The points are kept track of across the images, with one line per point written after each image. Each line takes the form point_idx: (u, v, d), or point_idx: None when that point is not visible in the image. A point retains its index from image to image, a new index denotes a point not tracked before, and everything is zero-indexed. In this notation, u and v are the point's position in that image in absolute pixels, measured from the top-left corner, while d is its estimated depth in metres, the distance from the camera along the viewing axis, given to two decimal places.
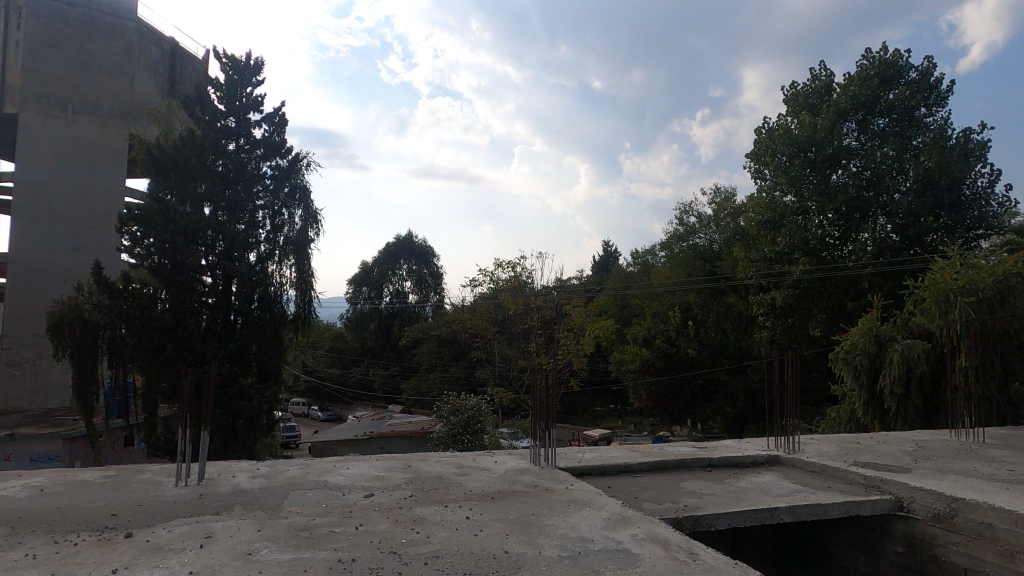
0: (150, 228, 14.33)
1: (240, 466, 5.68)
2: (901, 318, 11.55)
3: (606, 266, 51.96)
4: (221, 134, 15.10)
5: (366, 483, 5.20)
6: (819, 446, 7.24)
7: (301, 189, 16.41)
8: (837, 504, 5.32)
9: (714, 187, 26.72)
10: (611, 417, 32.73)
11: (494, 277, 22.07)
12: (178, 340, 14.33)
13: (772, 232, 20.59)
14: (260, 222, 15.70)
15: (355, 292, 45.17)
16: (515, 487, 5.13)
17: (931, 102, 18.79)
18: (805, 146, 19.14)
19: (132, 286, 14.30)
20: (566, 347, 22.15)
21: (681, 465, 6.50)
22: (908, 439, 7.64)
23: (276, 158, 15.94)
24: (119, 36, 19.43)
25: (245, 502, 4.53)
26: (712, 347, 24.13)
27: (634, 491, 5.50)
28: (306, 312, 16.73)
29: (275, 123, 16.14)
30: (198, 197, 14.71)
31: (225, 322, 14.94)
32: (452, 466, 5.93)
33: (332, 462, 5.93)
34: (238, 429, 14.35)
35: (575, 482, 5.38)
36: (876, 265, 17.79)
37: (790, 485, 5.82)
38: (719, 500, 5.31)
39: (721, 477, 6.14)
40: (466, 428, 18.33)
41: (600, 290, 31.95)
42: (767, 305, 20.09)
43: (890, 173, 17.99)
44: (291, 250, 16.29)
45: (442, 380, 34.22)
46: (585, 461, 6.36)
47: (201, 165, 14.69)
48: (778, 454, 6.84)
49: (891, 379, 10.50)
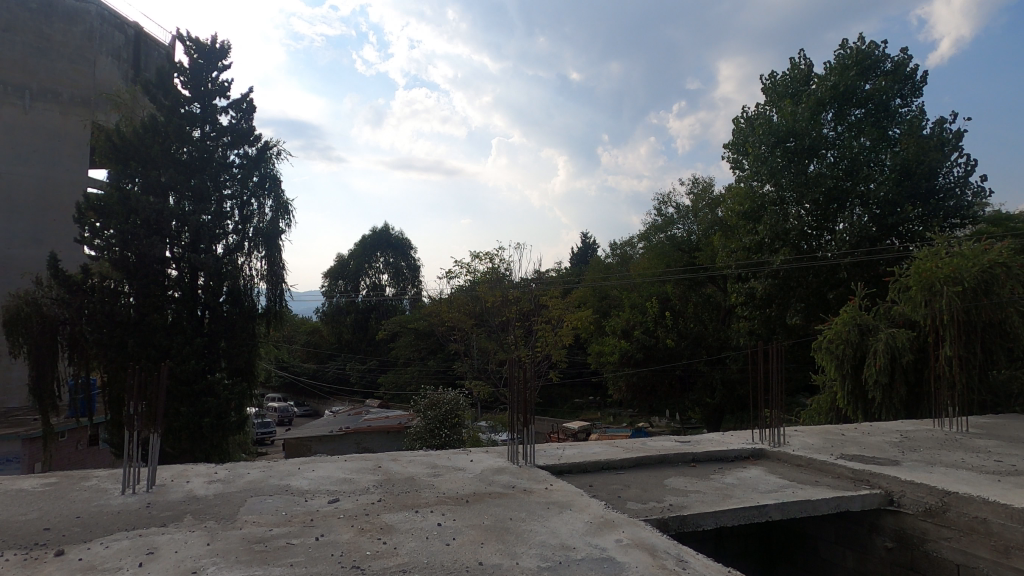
0: (109, 219, 13.71)
1: (197, 470, 5.30)
2: (883, 307, 11.47)
3: (584, 258, 51.89)
4: (184, 120, 14.43)
5: (331, 487, 4.86)
6: (804, 438, 7.07)
7: (271, 179, 15.86)
8: (827, 500, 5.12)
9: (693, 177, 26.53)
10: (590, 409, 32.68)
11: (471, 269, 21.73)
12: (142, 336, 13.72)
13: (750, 222, 20.51)
14: (228, 213, 15.14)
15: (330, 286, 44.42)
16: (490, 489, 4.83)
17: (907, 92, 18.85)
18: (784, 136, 19.06)
19: (93, 280, 13.67)
20: (545, 339, 21.87)
21: (664, 461, 6.27)
22: (894, 430, 7.50)
23: (244, 146, 15.34)
24: (78, 20, 18.58)
25: (196, 512, 4.17)
26: (691, 338, 24.09)
27: (617, 490, 5.24)
28: (277, 306, 16.22)
29: (243, 109, 15.53)
30: (161, 186, 14.09)
31: (192, 316, 14.37)
32: (425, 466, 5.62)
33: (297, 464, 5.58)
34: (205, 427, 13.82)
35: (555, 481, 5.10)
36: (856, 255, 17.84)
37: (777, 480, 5.61)
38: (704, 498, 5.08)
39: (706, 473, 5.91)
40: (444, 423, 18.03)
41: (578, 281, 31.78)
42: (747, 294, 20.21)
43: (867, 163, 18.02)
44: (260, 241, 15.77)
45: (420, 374, 33.82)
46: (564, 457, 6.09)
47: (164, 153, 14.04)
48: (763, 447, 6.64)
49: (875, 369, 10.40)
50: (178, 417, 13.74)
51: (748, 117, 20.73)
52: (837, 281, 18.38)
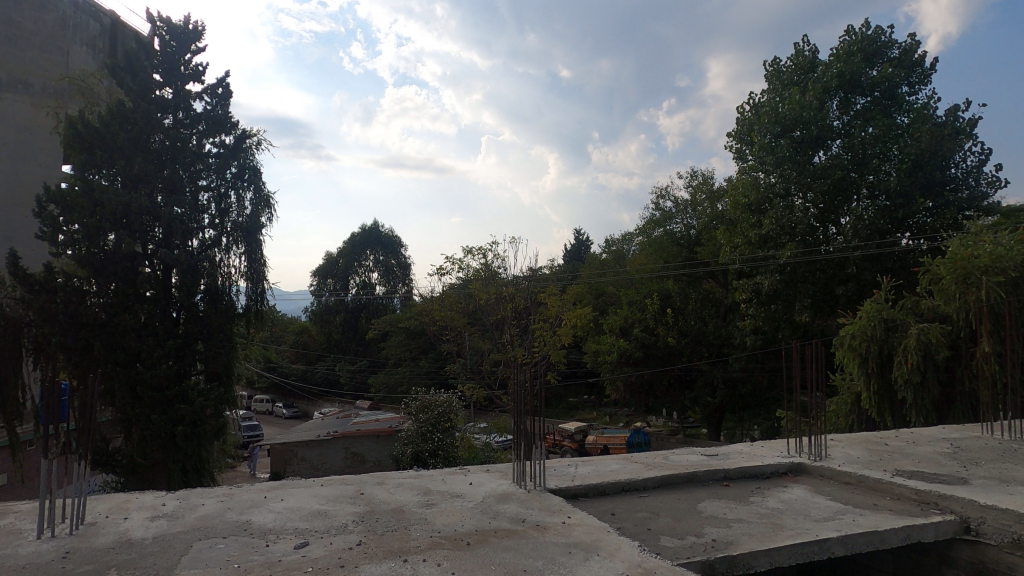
0: (72, 212, 12.66)
1: (142, 504, 4.41)
2: (910, 301, 10.71)
3: (578, 255, 51.13)
4: (155, 106, 13.40)
5: (301, 525, 3.96)
6: (846, 449, 6.28)
7: (250, 170, 14.91)
8: (896, 530, 4.29)
9: (691, 170, 25.68)
10: (585, 408, 32.38)
11: (464, 266, 20.82)
12: (110, 338, 12.71)
13: (755, 214, 19.65)
14: (204, 206, 14.19)
15: (320, 284, 43.37)
16: (495, 524, 3.96)
17: (915, 80, 18.15)
18: (791, 125, 18.28)
19: (56, 278, 12.60)
20: (542, 338, 20.84)
21: (693, 480, 5.44)
22: (940, 439, 6.73)
23: (221, 134, 14.36)
24: (50, 7, 17.45)
25: (123, 566, 3.28)
26: (692, 336, 23.31)
27: (645, 521, 4.40)
28: (258, 305, 15.29)
29: (219, 95, 14.54)
30: (130, 177, 13.11)
31: (165, 317, 13.37)
32: (416, 491, 4.75)
33: (264, 491, 4.70)
34: (178, 436, 12.83)
35: (572, 512, 4.24)
36: (866, 248, 17.10)
37: (833, 505, 4.79)
38: (752, 530, 4.25)
39: (743, 495, 5.09)
40: (436, 427, 17.37)
41: (574, 278, 31.04)
42: (753, 291, 19.44)
43: (875, 154, 17.36)
44: (240, 236, 14.84)
45: (412, 374, 32.94)
46: (580, 477, 5.25)
47: (134, 140, 13.00)
48: (802, 462, 5.83)
49: (906, 367, 9.65)
50: (147, 425, 12.73)
51: (752, 105, 20.01)
52: (846, 276, 17.68)
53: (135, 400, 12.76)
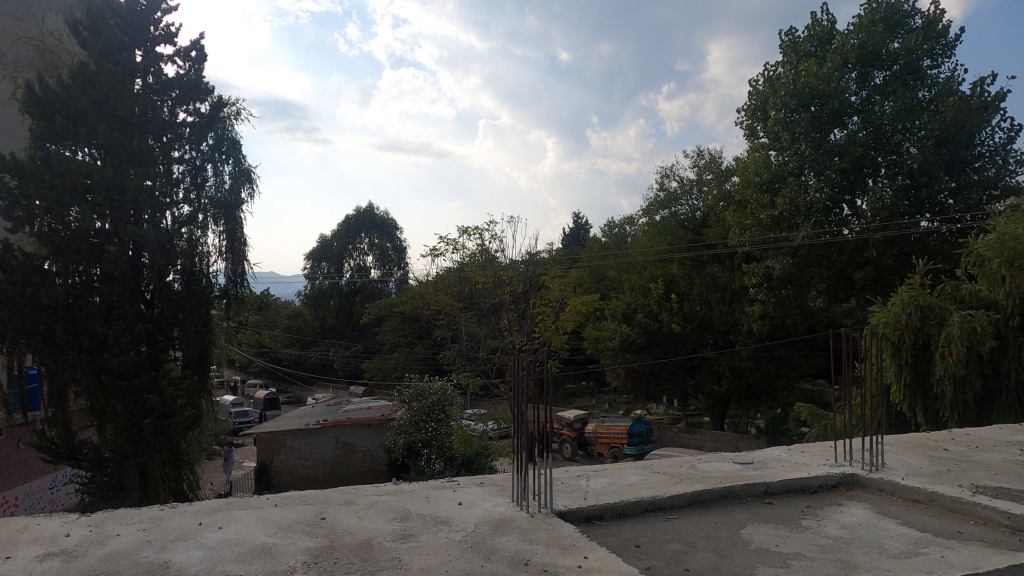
0: (29, 184, 11.55)
1: (38, 536, 3.44)
2: (948, 286, 9.82)
3: (577, 238, 50.07)
4: (122, 69, 12.25)
5: (235, 570, 3.01)
6: (902, 456, 5.37)
7: (229, 141, 13.86)
8: (1001, 571, 3.36)
9: (698, 149, 24.52)
10: (584, 395, 31.73)
11: (461, 248, 19.78)
12: (74, 323, 11.71)
13: (767, 194, 18.58)
14: (178, 180, 13.17)
15: (314, 268, 42.33)
16: (489, 569, 3.03)
17: (938, 52, 17.08)
18: (808, 100, 17.18)
19: (13, 255, 11.53)
20: (543, 323, 19.49)
21: (729, 496, 4.52)
22: (1007, 443, 5.82)
23: (195, 102, 13.29)
24: None
25: None
26: (697, 322, 22.35)
27: (680, 558, 3.47)
28: (237, 288, 14.32)
29: (193, 60, 13.42)
30: (93, 146, 11.97)
31: (133, 300, 12.39)
32: (394, 515, 3.82)
33: (200, 516, 3.76)
34: (146, 429, 11.85)
35: (590, 549, 3.30)
36: (886, 231, 16.04)
37: (909, 534, 3.86)
38: (819, 571, 3.32)
39: (793, 518, 4.16)
40: (430, 416, 17.01)
41: (573, 261, 30.17)
42: (763, 275, 18.53)
43: (897, 130, 16.30)
44: (218, 213, 13.82)
45: (406, 360, 32.10)
46: (594, 494, 4.31)
47: (97, 106, 11.88)
48: (855, 472, 4.93)
49: (949, 359, 8.78)
50: (114, 416, 11.76)
51: (766, 78, 18.95)
52: (863, 259, 16.70)
53: (102, 389, 11.82)
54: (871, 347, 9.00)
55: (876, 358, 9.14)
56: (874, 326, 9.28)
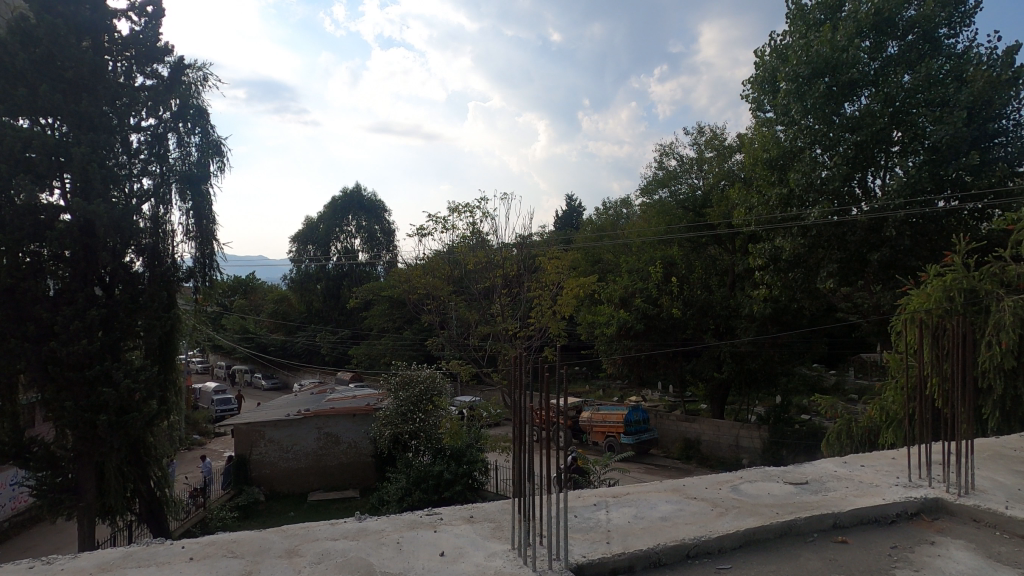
0: None
1: None
2: (995, 267, 8.82)
3: (570, 221, 49.01)
4: (68, 25, 10.94)
5: None
6: (989, 473, 4.36)
7: (195, 109, 12.63)
8: None
9: (698, 126, 23.33)
10: (578, 380, 30.91)
11: (450, 228, 18.62)
12: (19, 308, 10.54)
13: (775, 172, 17.58)
14: (137, 150, 11.90)
15: (299, 251, 41.00)
16: None
17: (955, 21, 15.78)
18: (820, 70, 16.08)
19: None
20: (539, 308, 18.24)
21: (791, 533, 3.51)
22: None
23: (153, 64, 12.05)
24: None
25: None
26: (698, 307, 21.31)
27: None
28: (207, 271, 13.15)
29: (151, 17, 12.10)
30: (36, 109, 10.64)
31: (86, 284, 11.21)
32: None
33: None
34: (99, 426, 10.72)
35: None
36: (908, 210, 14.95)
37: None
38: None
39: (882, 568, 3.15)
40: (418, 405, 16.24)
41: (568, 243, 29.12)
42: (770, 257, 17.64)
43: (916, 103, 15.18)
44: (184, 187, 12.64)
45: (394, 346, 31.05)
46: (620, 535, 3.28)
47: (42, 64, 10.58)
48: (940, 497, 3.92)
49: (998, 349, 7.85)
50: (64, 412, 10.62)
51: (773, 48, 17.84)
52: (880, 239, 15.66)
53: (52, 382, 10.66)
54: (911, 335, 8.08)
55: (914, 347, 8.22)
56: (913, 311, 8.37)
